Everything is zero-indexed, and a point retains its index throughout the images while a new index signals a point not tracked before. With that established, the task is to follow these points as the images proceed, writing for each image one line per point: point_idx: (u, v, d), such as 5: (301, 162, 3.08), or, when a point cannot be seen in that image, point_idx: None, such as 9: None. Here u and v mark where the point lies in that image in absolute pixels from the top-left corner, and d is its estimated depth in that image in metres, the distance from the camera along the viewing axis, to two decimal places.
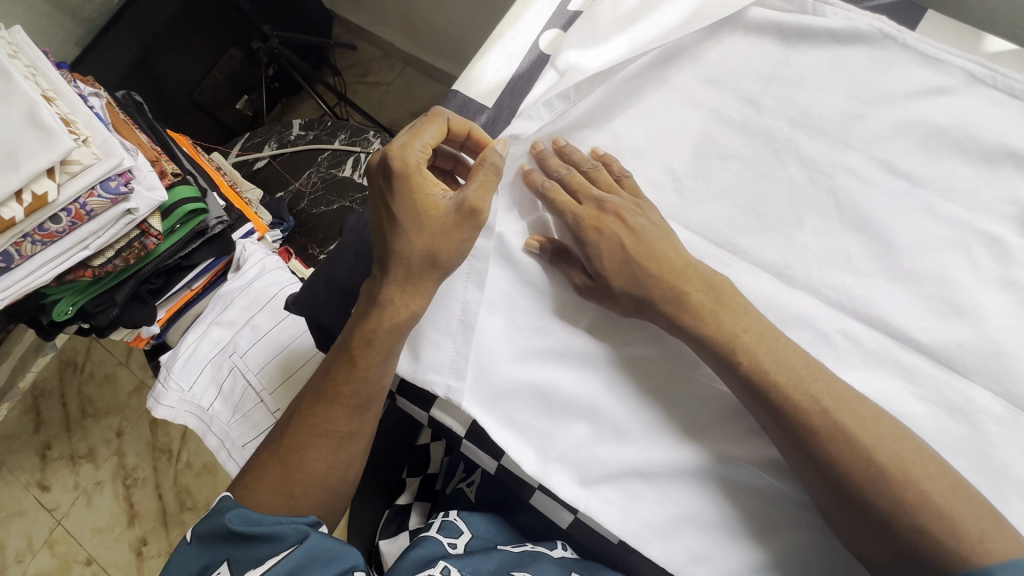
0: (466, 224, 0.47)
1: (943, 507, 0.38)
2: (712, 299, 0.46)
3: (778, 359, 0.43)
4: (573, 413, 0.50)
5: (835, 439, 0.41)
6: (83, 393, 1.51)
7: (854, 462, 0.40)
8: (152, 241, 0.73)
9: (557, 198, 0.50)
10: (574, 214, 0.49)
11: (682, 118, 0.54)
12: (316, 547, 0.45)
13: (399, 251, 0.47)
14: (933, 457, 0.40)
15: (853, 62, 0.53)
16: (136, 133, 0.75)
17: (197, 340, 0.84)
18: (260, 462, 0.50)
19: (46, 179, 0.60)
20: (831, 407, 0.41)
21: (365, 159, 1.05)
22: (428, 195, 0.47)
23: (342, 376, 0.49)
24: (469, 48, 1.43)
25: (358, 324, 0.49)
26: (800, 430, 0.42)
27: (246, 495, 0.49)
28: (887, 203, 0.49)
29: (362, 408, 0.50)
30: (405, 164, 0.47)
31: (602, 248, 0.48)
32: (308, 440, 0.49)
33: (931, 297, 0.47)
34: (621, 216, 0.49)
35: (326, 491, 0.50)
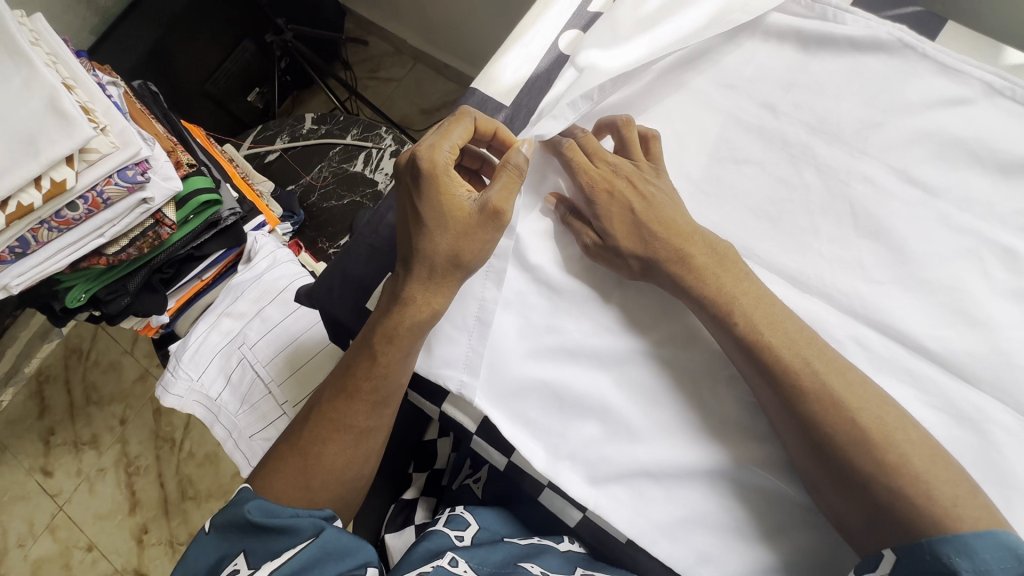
0: (491, 226, 0.48)
1: (922, 473, 0.39)
2: (714, 261, 0.48)
3: (772, 323, 0.45)
4: (584, 411, 0.51)
5: (820, 399, 0.42)
6: (88, 380, 1.52)
7: (838, 425, 0.41)
8: (165, 231, 0.74)
9: (571, 157, 0.51)
10: (585, 174, 0.51)
11: (699, 122, 0.55)
12: (331, 541, 0.46)
13: (425, 250, 0.47)
14: (914, 424, 0.41)
15: (871, 71, 0.53)
16: (153, 123, 0.76)
17: (207, 330, 0.84)
18: (278, 455, 0.51)
19: (64, 166, 0.60)
20: (822, 370, 0.42)
21: (377, 154, 1.06)
22: (456, 195, 0.48)
23: (363, 372, 0.49)
24: (481, 46, 1.43)
25: (380, 321, 0.49)
26: (788, 391, 0.43)
27: (264, 486, 0.49)
28: (902, 212, 0.50)
29: (381, 404, 0.50)
30: (434, 164, 0.47)
31: (613, 210, 0.50)
32: (328, 434, 0.50)
33: (944, 306, 0.48)
34: (633, 183, 0.51)
35: (342, 484, 0.51)
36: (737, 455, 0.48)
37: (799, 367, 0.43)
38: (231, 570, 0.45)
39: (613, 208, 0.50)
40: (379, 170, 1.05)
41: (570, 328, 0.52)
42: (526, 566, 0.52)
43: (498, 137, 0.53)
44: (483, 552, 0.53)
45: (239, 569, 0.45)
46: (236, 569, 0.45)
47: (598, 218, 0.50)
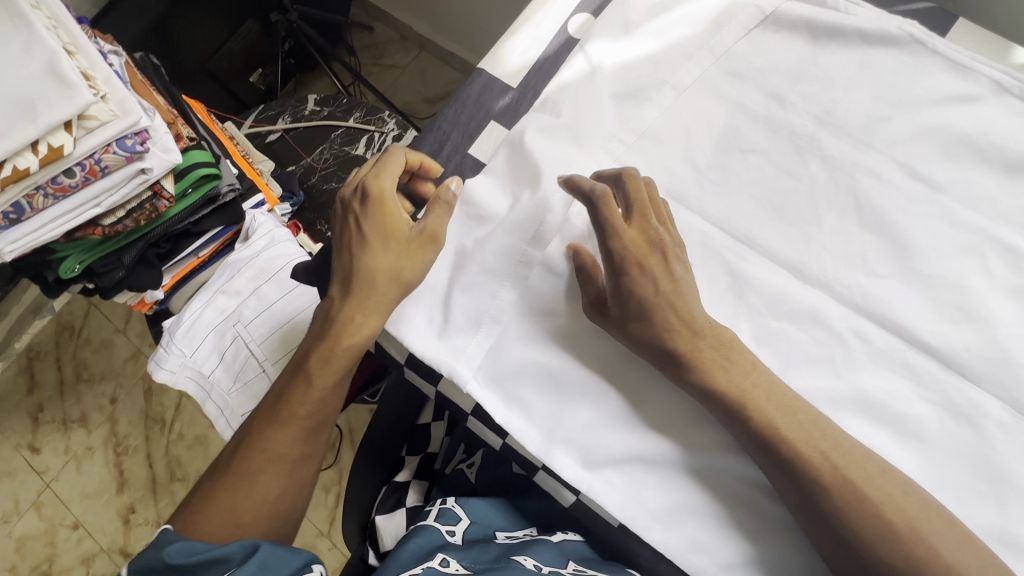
0: (425, 252, 0.52)
1: (948, 560, 0.40)
2: (721, 355, 0.45)
3: (788, 414, 0.44)
4: (581, 395, 0.50)
5: (846, 496, 0.42)
6: (79, 357, 1.51)
7: (866, 520, 0.41)
8: (163, 204, 0.73)
9: (610, 222, 0.47)
10: (622, 244, 0.47)
11: (706, 110, 0.55)
12: (268, 557, 0.45)
13: (365, 270, 0.51)
14: (936, 509, 0.42)
15: (880, 65, 0.53)
16: (153, 94, 0.75)
17: (202, 307, 0.82)
18: (206, 494, 0.51)
19: (62, 132, 0.59)
20: (841, 463, 0.43)
21: (379, 138, 1.05)
22: (394, 222, 0.52)
23: (298, 400, 0.52)
24: (487, 36, 1.42)
25: (314, 346, 0.52)
26: (810, 486, 0.43)
27: (189, 528, 0.49)
28: (906, 206, 0.50)
29: (316, 428, 0.53)
30: (382, 191, 0.52)
31: (641, 289, 0.47)
32: (259, 464, 0.50)
33: (943, 301, 0.48)
34: (667, 256, 0.48)
35: (275, 518, 0.51)
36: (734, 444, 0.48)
37: (773, 419, 0.44)
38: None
39: (647, 285, 0.47)
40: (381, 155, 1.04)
41: (559, 336, 0.51)
42: (519, 558, 0.52)
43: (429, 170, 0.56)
44: (474, 553, 0.53)
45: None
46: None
47: (622, 290, 0.47)
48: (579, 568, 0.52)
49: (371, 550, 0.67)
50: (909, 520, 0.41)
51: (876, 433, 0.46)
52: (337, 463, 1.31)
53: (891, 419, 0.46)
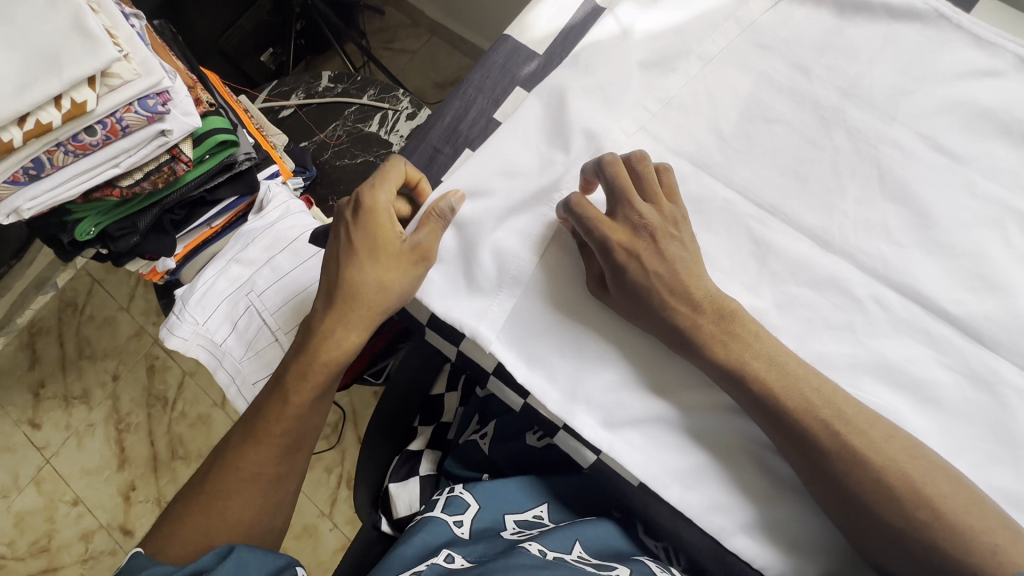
0: (413, 266, 0.52)
1: (956, 521, 0.41)
2: (721, 327, 0.46)
3: (788, 385, 0.45)
4: (602, 356, 0.51)
5: (847, 463, 0.43)
6: (81, 333, 1.50)
7: (867, 486, 0.42)
8: (181, 168, 0.73)
9: (590, 212, 0.48)
10: (605, 232, 0.48)
11: (731, 81, 0.55)
12: (245, 556, 0.49)
13: (350, 287, 0.53)
14: (946, 468, 0.43)
15: (906, 39, 0.53)
16: (173, 59, 0.74)
17: (215, 276, 0.82)
18: (179, 515, 0.52)
19: (86, 88, 0.59)
20: (843, 432, 0.43)
21: (393, 116, 1.04)
22: (382, 237, 0.53)
23: (274, 418, 0.55)
24: (499, 21, 1.42)
25: (292, 365, 0.56)
26: (814, 454, 0.44)
27: (160, 550, 0.50)
28: (929, 177, 0.50)
29: (291, 446, 0.55)
30: (374, 204, 0.53)
31: (630, 271, 0.48)
32: (234, 483, 0.53)
33: (963, 270, 0.48)
34: (656, 238, 0.48)
35: (250, 537, 0.53)
36: None
37: (772, 386, 0.45)
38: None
39: (635, 269, 0.48)
40: (394, 132, 1.04)
41: (563, 303, 0.52)
42: (528, 545, 0.53)
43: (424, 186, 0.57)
44: (482, 548, 0.54)
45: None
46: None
47: (618, 273, 0.48)
48: (584, 554, 0.54)
49: (385, 517, 0.67)
50: (912, 483, 0.42)
51: (895, 398, 0.47)
52: (341, 443, 1.30)
53: (909, 385, 0.47)
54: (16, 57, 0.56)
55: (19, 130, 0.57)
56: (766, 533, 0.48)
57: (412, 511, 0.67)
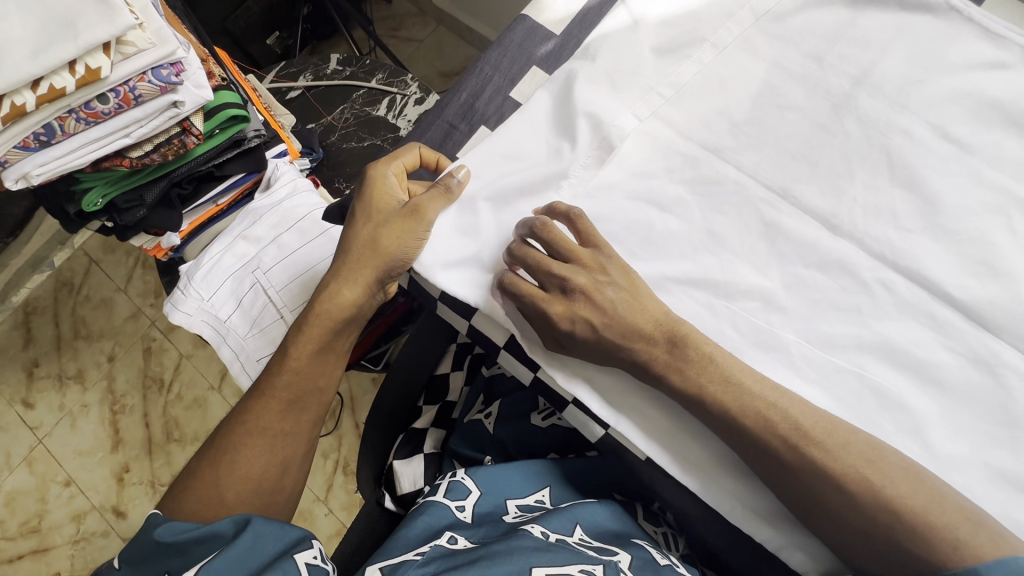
0: (413, 232, 0.53)
1: (929, 517, 0.40)
2: (675, 357, 0.47)
3: (738, 401, 0.45)
4: None
5: (806, 470, 0.43)
6: (77, 314, 1.49)
7: (827, 488, 0.43)
8: (191, 141, 0.73)
9: (523, 296, 0.49)
10: (539, 308, 0.49)
11: (745, 67, 0.56)
12: (257, 529, 0.48)
13: (350, 247, 0.55)
14: (910, 469, 0.43)
15: (918, 30, 0.54)
16: (185, 30, 0.74)
17: (221, 252, 0.82)
18: (190, 477, 0.54)
19: (101, 54, 0.59)
20: (806, 429, 0.44)
21: (401, 100, 1.05)
22: (381, 199, 0.55)
23: (277, 374, 0.56)
24: (507, 14, 1.43)
25: (294, 325, 0.57)
26: (773, 462, 0.44)
27: (174, 508, 0.52)
28: (937, 165, 0.51)
29: (292, 402, 0.56)
30: (377, 176, 0.56)
31: (578, 335, 0.48)
32: (240, 439, 0.54)
33: (968, 256, 0.49)
34: (590, 295, 0.48)
35: (261, 497, 0.54)
36: None
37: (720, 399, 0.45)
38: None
39: (577, 331, 0.48)
40: (402, 116, 1.04)
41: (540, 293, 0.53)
42: (529, 527, 0.53)
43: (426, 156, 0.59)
44: (484, 531, 0.55)
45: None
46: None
47: (564, 337, 0.49)
48: (585, 538, 0.54)
49: (389, 495, 0.67)
50: (894, 493, 0.41)
51: (899, 378, 0.48)
52: (338, 429, 1.30)
53: (913, 366, 0.48)
54: (31, 20, 0.56)
55: (32, 94, 0.57)
56: (769, 511, 0.49)
57: (416, 488, 0.67)
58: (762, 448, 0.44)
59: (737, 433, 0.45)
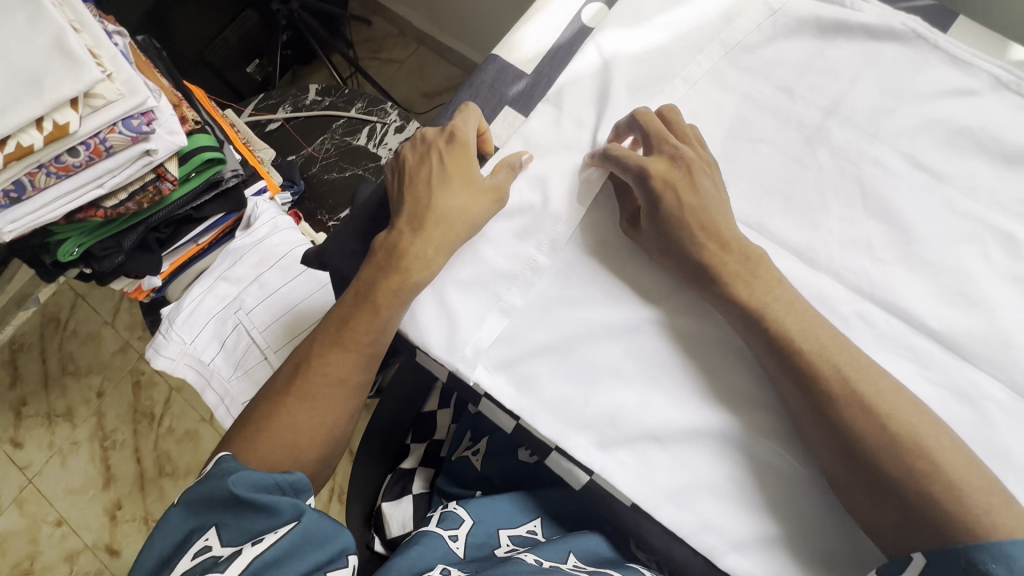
0: (494, 204, 0.54)
1: (955, 477, 0.41)
2: (747, 269, 0.49)
3: (804, 327, 0.46)
4: (601, 378, 0.50)
5: (851, 405, 0.44)
6: (65, 349, 1.47)
7: (870, 430, 0.43)
8: (167, 187, 0.72)
9: (628, 155, 0.52)
10: (645, 165, 0.51)
11: (716, 101, 0.56)
12: (313, 526, 0.46)
13: (439, 210, 0.53)
14: (946, 430, 0.43)
15: (886, 59, 0.54)
16: (158, 76, 0.73)
17: (202, 294, 0.81)
18: (262, 420, 0.52)
19: (69, 109, 0.58)
20: (851, 376, 0.44)
21: (381, 129, 1.04)
22: (472, 165, 0.54)
23: (360, 326, 0.53)
24: (487, 37, 1.43)
25: (375, 277, 0.52)
26: (821, 399, 0.45)
27: (247, 450, 0.50)
28: (909, 194, 0.51)
29: (373, 358, 0.54)
30: (465, 137, 0.55)
31: (672, 201, 0.50)
32: (319, 389, 0.53)
33: (946, 286, 0.49)
34: (692, 173, 0.51)
35: (331, 443, 0.53)
36: (744, 423, 0.49)
37: (789, 328, 0.46)
38: (201, 545, 0.45)
39: (670, 197, 0.50)
40: (383, 145, 1.04)
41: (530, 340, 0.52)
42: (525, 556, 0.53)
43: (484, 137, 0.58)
44: (476, 564, 0.54)
45: (212, 545, 0.45)
46: (208, 544, 0.45)
47: (655, 209, 0.51)
48: (579, 564, 0.54)
49: (378, 537, 0.67)
50: (914, 433, 0.42)
51: None
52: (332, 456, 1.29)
53: None
54: None
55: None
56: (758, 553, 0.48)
57: (405, 529, 0.67)
58: (808, 375, 0.45)
59: (785, 361, 0.46)
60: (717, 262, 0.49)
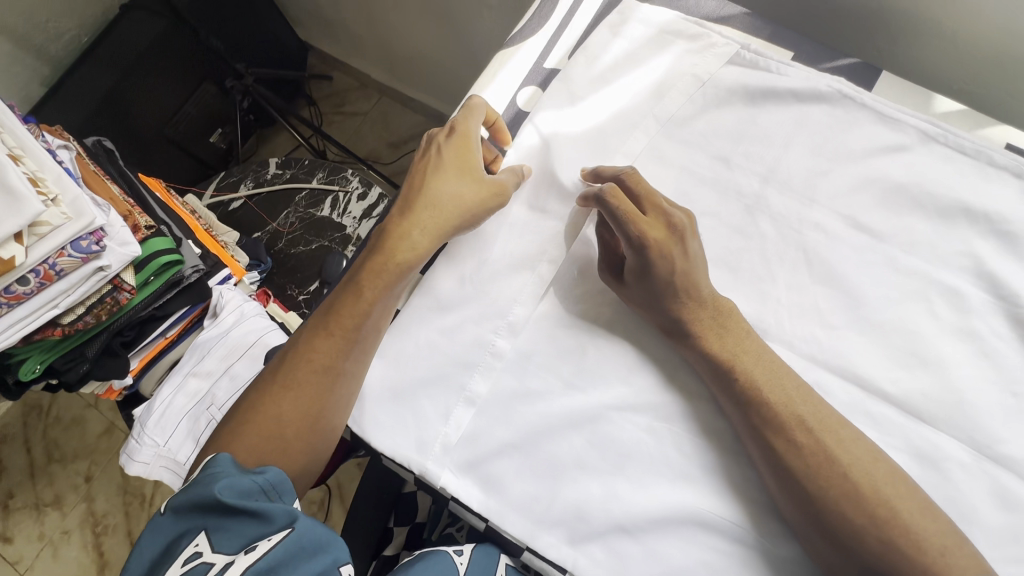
0: (489, 199, 0.55)
1: (910, 524, 0.41)
2: (714, 322, 0.49)
3: (773, 379, 0.47)
4: (566, 472, 0.50)
5: (816, 454, 0.44)
6: (49, 436, 1.45)
7: (831, 480, 0.43)
8: (125, 296, 0.71)
9: (626, 212, 0.51)
10: (642, 228, 0.50)
11: (656, 176, 0.56)
12: (307, 534, 0.43)
13: (433, 195, 0.55)
14: (902, 477, 0.44)
15: (816, 121, 0.55)
16: (108, 186, 0.74)
17: (172, 393, 0.81)
18: (252, 407, 0.52)
19: (13, 242, 0.58)
20: (816, 426, 0.45)
21: (344, 198, 1.05)
22: (472, 159, 0.56)
23: (345, 307, 0.53)
24: (446, 87, 1.44)
25: (366, 261, 0.55)
26: (786, 447, 0.45)
27: (233, 439, 0.50)
28: (852, 256, 0.52)
29: (360, 342, 0.53)
30: (466, 131, 0.57)
31: (663, 269, 0.50)
32: (304, 374, 0.52)
33: (897, 347, 0.50)
34: (684, 239, 0.51)
35: (317, 436, 0.51)
36: (712, 508, 0.48)
37: (756, 380, 0.47)
38: (191, 551, 0.42)
39: (664, 266, 0.50)
40: (347, 214, 1.04)
41: (492, 439, 0.52)
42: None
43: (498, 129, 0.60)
44: None
45: (202, 552, 0.42)
46: (199, 551, 0.42)
47: (644, 272, 0.50)
48: None
49: None
50: (872, 481, 0.43)
51: None
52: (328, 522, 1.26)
53: None
54: None
55: None
56: None
57: None
58: (775, 425, 0.45)
59: (748, 413, 0.46)
60: (692, 316, 0.50)
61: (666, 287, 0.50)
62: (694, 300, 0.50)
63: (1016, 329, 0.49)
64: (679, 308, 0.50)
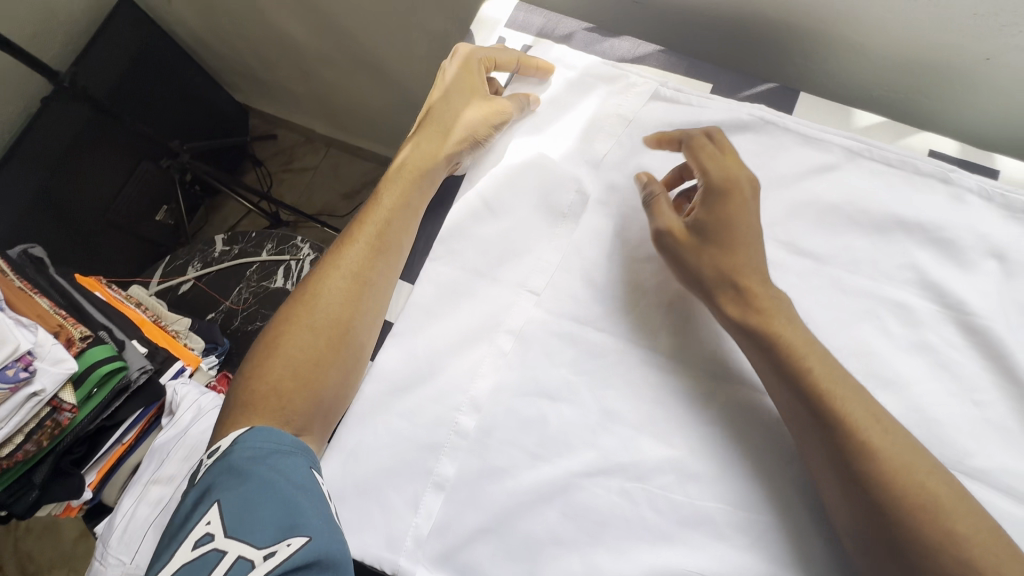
0: (490, 118, 0.58)
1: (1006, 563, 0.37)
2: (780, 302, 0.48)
3: (857, 396, 0.43)
4: (544, 550, 0.48)
5: (902, 479, 0.40)
6: (22, 548, 1.37)
7: (919, 510, 0.39)
8: (66, 415, 0.68)
9: (702, 156, 0.52)
10: (717, 172, 0.51)
11: (595, 226, 0.56)
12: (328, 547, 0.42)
13: (439, 116, 0.60)
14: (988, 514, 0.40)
15: (742, 150, 0.55)
16: (36, 303, 0.71)
17: (134, 505, 0.76)
18: (287, 313, 0.55)
19: None
20: (904, 449, 0.41)
21: (296, 266, 1.01)
22: (478, 83, 0.60)
23: (369, 217, 0.58)
24: (390, 131, 1.41)
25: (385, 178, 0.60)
26: (874, 471, 0.40)
27: (273, 341, 0.53)
28: (798, 283, 0.51)
29: (382, 253, 0.56)
30: (471, 58, 0.60)
31: (721, 222, 0.50)
32: (333, 284, 0.55)
33: (856, 372, 0.49)
34: (752, 197, 0.51)
35: (349, 348, 0.53)
36: (698, 568, 0.46)
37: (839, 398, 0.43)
38: (204, 532, 0.41)
39: (729, 217, 0.50)
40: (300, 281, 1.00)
41: (463, 524, 0.49)
42: None
43: (542, 70, 0.60)
44: None
45: (216, 536, 0.41)
46: (212, 534, 0.41)
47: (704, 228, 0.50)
48: None
49: None
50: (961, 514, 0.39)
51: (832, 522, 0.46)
52: None
53: None
54: None
55: None
56: None
57: None
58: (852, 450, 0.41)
59: None
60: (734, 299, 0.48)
61: (705, 269, 0.50)
62: (756, 283, 0.48)
63: (968, 336, 0.49)
64: (731, 277, 0.49)
